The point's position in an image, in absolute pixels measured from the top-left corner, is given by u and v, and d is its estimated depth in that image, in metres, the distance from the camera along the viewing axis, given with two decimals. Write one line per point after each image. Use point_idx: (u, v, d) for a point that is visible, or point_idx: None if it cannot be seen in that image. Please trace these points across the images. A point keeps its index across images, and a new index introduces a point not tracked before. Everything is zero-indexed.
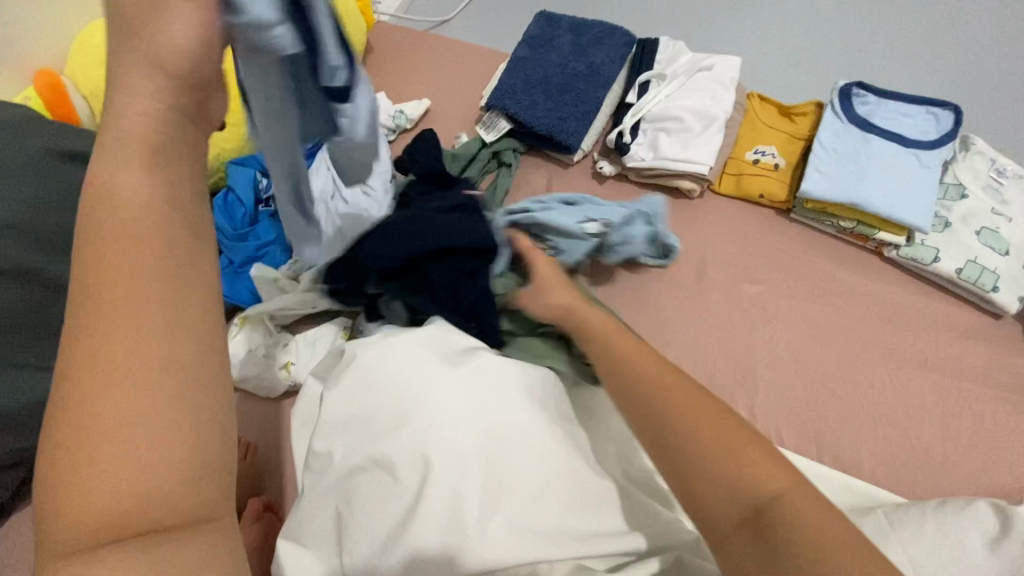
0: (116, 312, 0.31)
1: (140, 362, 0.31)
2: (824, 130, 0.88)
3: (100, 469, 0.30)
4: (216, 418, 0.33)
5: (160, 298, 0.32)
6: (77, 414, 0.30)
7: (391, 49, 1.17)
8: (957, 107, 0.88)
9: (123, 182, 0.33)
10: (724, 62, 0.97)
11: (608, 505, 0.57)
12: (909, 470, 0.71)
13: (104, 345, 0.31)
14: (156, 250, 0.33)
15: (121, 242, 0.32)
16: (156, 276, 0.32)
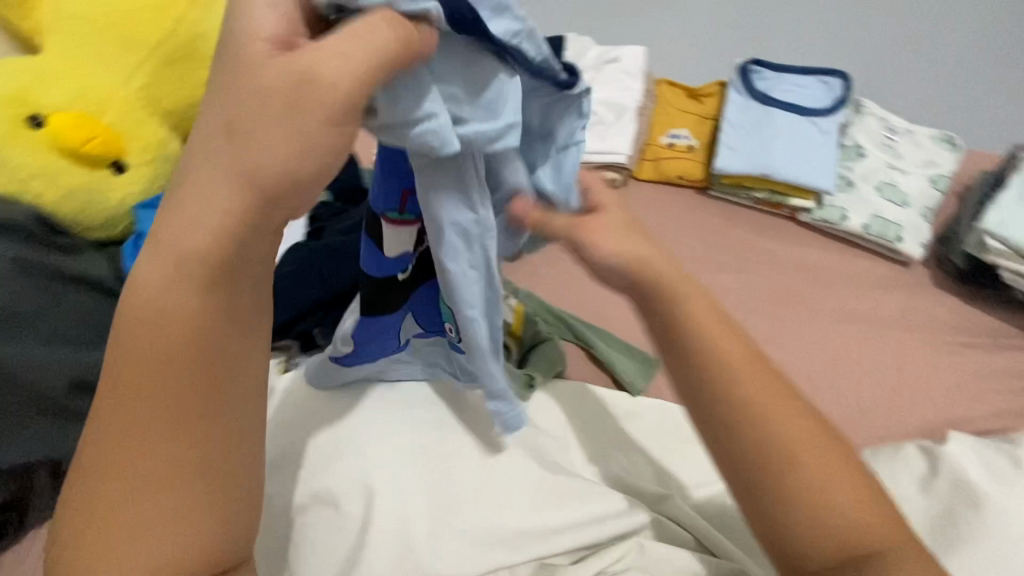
0: (134, 402, 0.35)
1: (160, 449, 0.35)
2: (730, 108, 0.92)
3: (115, 542, 0.34)
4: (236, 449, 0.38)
5: (179, 389, 0.35)
6: (99, 491, 0.35)
7: None
8: (846, 73, 0.94)
9: (143, 278, 0.36)
10: (629, 53, 0.99)
11: (566, 498, 0.58)
12: (846, 420, 0.75)
13: (136, 382, 0.35)
14: (182, 344, 0.35)
15: (147, 309, 0.35)
16: (179, 366, 0.35)
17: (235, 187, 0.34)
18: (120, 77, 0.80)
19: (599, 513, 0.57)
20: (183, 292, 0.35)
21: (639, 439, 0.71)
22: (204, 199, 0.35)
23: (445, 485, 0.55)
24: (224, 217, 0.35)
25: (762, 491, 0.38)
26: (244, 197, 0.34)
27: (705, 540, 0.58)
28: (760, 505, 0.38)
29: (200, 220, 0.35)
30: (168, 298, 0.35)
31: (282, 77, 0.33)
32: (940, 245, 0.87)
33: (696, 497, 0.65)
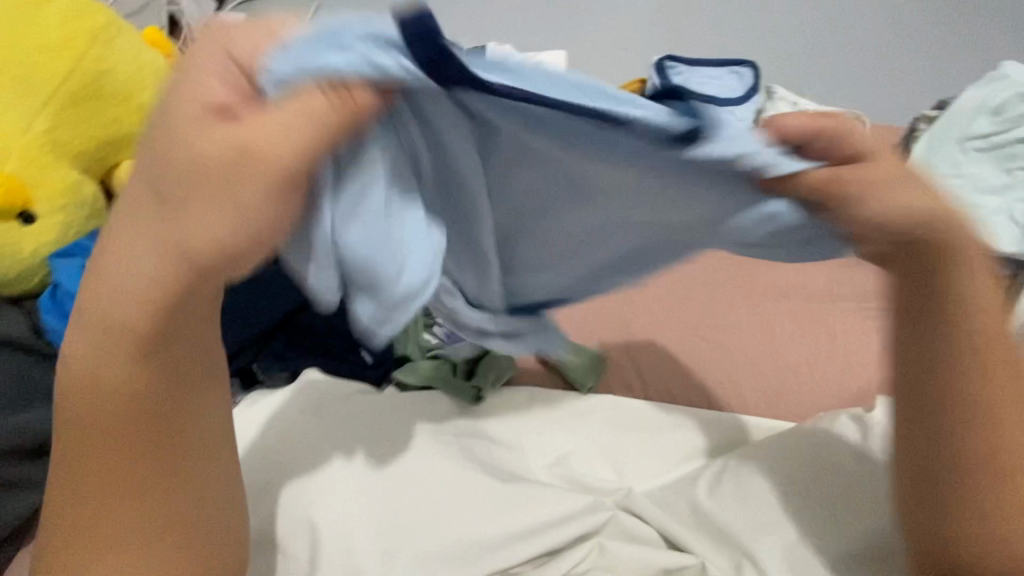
0: (92, 454, 0.40)
1: (127, 504, 0.41)
2: (650, 104, 0.95)
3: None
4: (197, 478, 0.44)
5: (139, 454, 0.40)
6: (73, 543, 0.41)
7: None
8: (754, 63, 0.98)
9: (78, 352, 0.38)
10: (549, 59, 1.01)
11: (519, 505, 0.61)
12: (785, 394, 0.79)
13: (92, 441, 0.39)
14: (130, 416, 0.39)
15: (84, 376, 0.38)
16: (130, 435, 0.40)
17: (156, 252, 0.34)
18: (19, 125, 0.79)
19: (558, 516, 0.62)
20: (122, 366, 0.37)
21: (589, 437, 0.74)
22: (132, 257, 0.35)
23: (392, 510, 0.57)
24: (158, 271, 0.34)
25: (949, 493, 0.49)
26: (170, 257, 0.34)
27: (665, 534, 0.62)
28: (945, 449, 0.49)
29: (126, 290, 0.35)
30: (109, 377, 0.38)
31: (220, 152, 0.32)
32: None
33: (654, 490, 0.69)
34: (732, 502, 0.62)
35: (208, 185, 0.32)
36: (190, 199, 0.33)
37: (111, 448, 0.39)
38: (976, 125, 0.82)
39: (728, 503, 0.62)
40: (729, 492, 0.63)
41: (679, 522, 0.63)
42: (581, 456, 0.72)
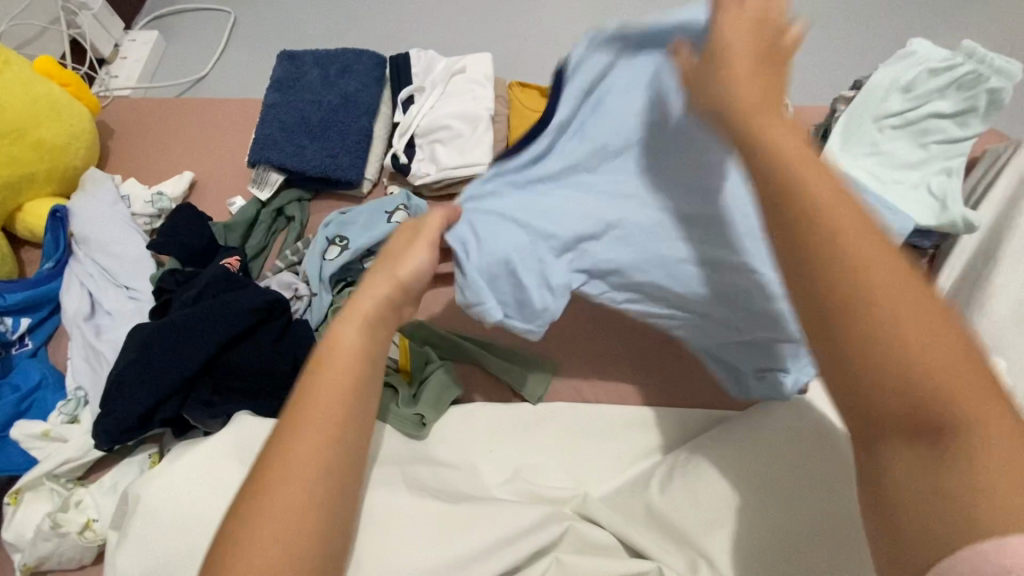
0: (305, 418, 0.44)
1: (315, 470, 0.43)
2: None
3: (258, 542, 0.40)
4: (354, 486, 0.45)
5: (349, 420, 0.45)
6: (263, 494, 0.41)
7: (134, 127, 1.05)
8: None
9: (346, 335, 0.49)
10: (475, 61, 0.98)
11: (469, 527, 0.60)
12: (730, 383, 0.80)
13: (312, 402, 0.45)
14: (361, 385, 0.47)
15: (336, 348, 0.48)
16: (347, 411, 0.46)
17: (391, 282, 0.52)
18: None
19: (513, 533, 0.61)
20: (365, 339, 0.49)
21: (543, 449, 0.74)
22: (372, 281, 0.52)
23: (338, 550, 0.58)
24: (389, 292, 0.52)
25: None
26: (394, 290, 0.52)
27: (621, 537, 0.62)
28: (834, 319, 0.34)
29: (373, 295, 0.52)
30: (363, 347, 0.49)
31: (403, 232, 0.57)
32: None
33: (610, 496, 0.69)
34: (683, 500, 0.62)
35: (404, 246, 0.55)
36: (410, 250, 0.54)
37: (337, 406, 0.45)
38: (890, 104, 0.83)
39: (681, 502, 0.62)
40: (680, 490, 0.63)
41: (634, 525, 0.63)
42: (538, 467, 0.72)
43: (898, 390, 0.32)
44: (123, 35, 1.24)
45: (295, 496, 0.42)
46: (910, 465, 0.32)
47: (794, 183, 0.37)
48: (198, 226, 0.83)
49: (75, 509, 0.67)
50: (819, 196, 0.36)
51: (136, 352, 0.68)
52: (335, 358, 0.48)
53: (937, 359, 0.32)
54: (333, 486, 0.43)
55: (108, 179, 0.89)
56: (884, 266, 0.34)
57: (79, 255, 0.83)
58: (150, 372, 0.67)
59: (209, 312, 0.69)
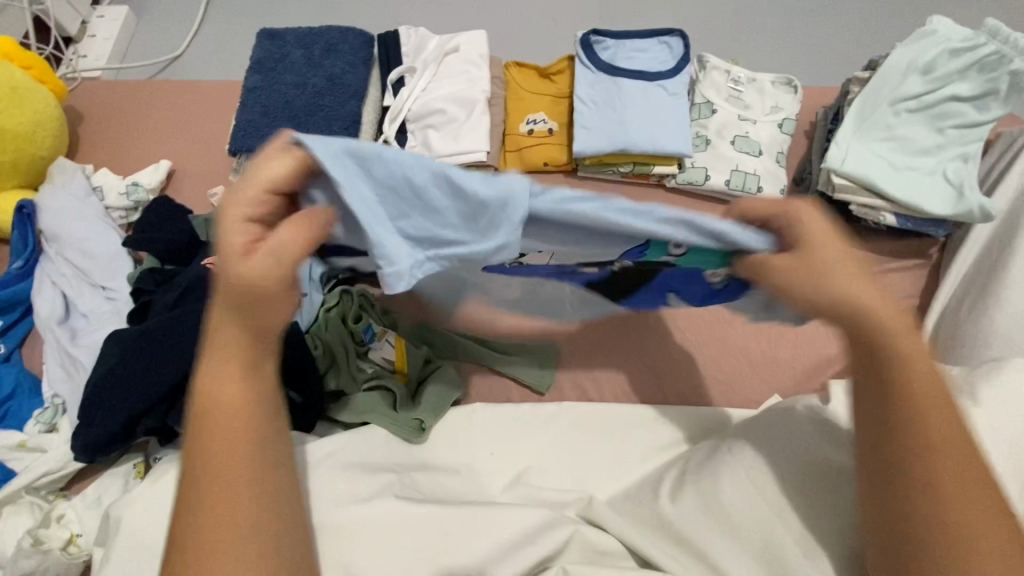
0: (216, 505, 0.40)
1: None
2: (580, 85, 0.89)
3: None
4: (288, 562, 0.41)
5: (271, 488, 0.42)
6: None
7: (106, 111, 0.98)
8: (683, 32, 0.93)
9: (224, 389, 0.42)
10: (469, 39, 0.92)
11: (474, 535, 0.58)
12: (738, 379, 0.78)
13: (211, 475, 0.41)
14: (268, 452, 0.43)
15: (219, 407, 0.42)
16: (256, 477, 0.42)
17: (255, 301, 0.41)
18: None
19: (514, 540, 0.58)
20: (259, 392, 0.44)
21: (548, 450, 0.71)
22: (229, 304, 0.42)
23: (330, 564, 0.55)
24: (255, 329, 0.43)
25: None
26: (254, 328, 0.43)
27: (627, 543, 0.60)
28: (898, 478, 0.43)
29: (243, 323, 0.42)
30: (245, 410, 0.43)
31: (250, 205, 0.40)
32: (796, 187, 0.90)
33: (617, 499, 0.67)
34: (693, 505, 0.60)
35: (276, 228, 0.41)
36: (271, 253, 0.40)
37: (243, 468, 0.41)
38: (908, 86, 0.79)
39: (692, 509, 0.60)
40: (691, 497, 0.61)
41: (643, 531, 0.61)
42: (542, 469, 0.69)
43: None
44: (91, 11, 1.16)
45: None
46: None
47: (913, 414, 0.43)
48: (177, 219, 0.78)
49: (58, 524, 0.64)
50: (917, 432, 0.42)
51: (115, 361, 0.64)
52: (222, 415, 0.42)
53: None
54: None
55: (79, 170, 0.83)
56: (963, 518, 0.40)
57: (50, 253, 0.78)
58: (128, 383, 0.63)
59: (191, 317, 0.65)
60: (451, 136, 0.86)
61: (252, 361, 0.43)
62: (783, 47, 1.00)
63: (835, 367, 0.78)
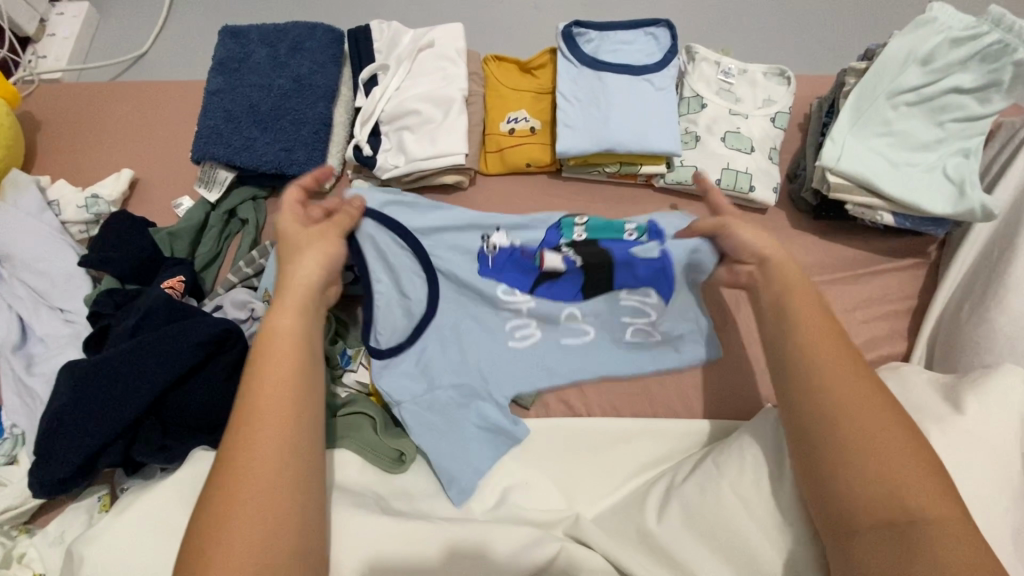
0: (261, 413, 0.47)
1: (273, 473, 0.45)
2: (562, 81, 0.85)
3: (236, 551, 0.42)
4: (315, 475, 0.48)
5: (295, 395, 0.49)
6: (227, 508, 0.43)
7: (64, 115, 0.93)
8: (670, 21, 0.88)
9: (283, 318, 0.53)
10: (445, 32, 0.87)
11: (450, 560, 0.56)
12: (731, 389, 0.75)
13: (263, 381, 0.49)
14: (300, 371, 0.50)
15: (272, 334, 0.52)
16: (296, 389, 0.49)
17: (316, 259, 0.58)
18: None
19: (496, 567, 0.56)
20: (303, 322, 0.54)
21: (534, 468, 0.69)
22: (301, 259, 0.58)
23: None
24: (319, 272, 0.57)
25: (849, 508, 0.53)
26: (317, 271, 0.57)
27: (611, 560, 0.58)
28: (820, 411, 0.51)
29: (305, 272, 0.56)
30: (299, 330, 0.53)
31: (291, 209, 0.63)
32: (790, 184, 0.86)
33: (603, 516, 0.64)
34: (681, 524, 0.57)
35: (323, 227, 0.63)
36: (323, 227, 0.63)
37: (288, 384, 0.49)
38: (906, 78, 0.75)
39: (680, 530, 0.57)
40: (676, 514, 0.58)
41: (631, 551, 0.58)
42: (528, 486, 0.67)
43: (874, 494, 0.46)
44: (50, 7, 1.09)
45: (260, 507, 0.44)
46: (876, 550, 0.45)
47: (799, 353, 0.53)
48: (137, 234, 0.74)
49: (19, 563, 0.61)
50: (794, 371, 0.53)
51: (71, 394, 0.60)
52: (274, 336, 0.52)
53: (883, 465, 0.47)
54: (298, 476, 0.46)
55: (33, 184, 0.78)
56: (839, 403, 0.50)
57: (4, 274, 0.74)
58: (85, 416, 0.59)
59: (148, 345, 0.61)
60: (428, 138, 0.81)
61: (314, 296, 0.56)
62: (776, 35, 0.96)
63: None
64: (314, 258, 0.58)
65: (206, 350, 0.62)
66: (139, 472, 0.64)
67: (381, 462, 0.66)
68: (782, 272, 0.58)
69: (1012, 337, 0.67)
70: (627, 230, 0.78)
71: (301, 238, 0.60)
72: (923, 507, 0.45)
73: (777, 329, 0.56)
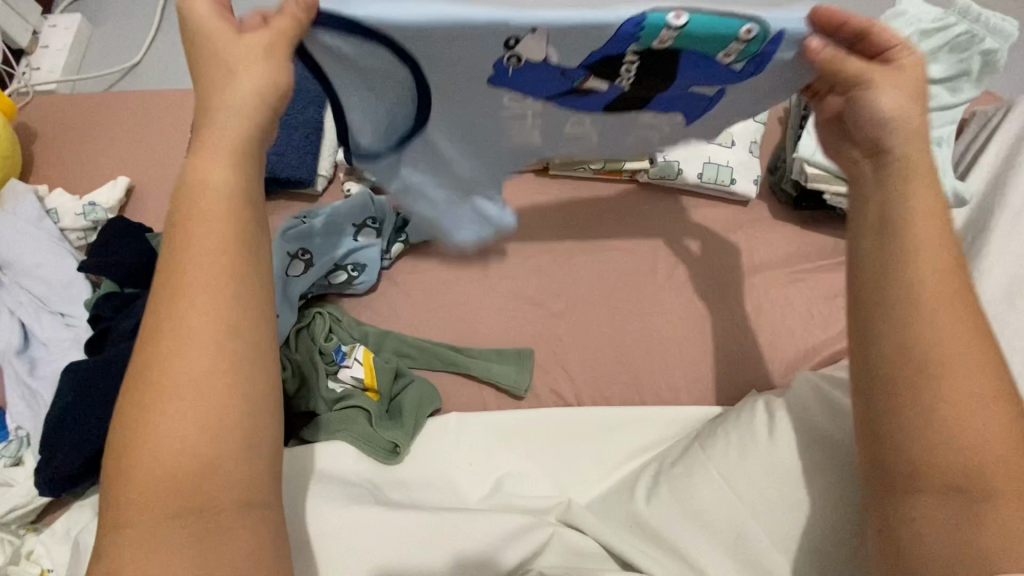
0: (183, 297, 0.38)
1: (202, 367, 0.37)
2: None
3: (161, 457, 0.35)
4: (259, 368, 0.39)
5: (221, 273, 0.39)
6: (150, 407, 0.36)
7: (60, 125, 0.95)
8: None
9: (201, 172, 0.41)
10: None
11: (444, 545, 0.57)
12: (716, 375, 0.77)
13: (182, 256, 0.39)
14: (225, 238, 0.40)
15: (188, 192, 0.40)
16: (220, 263, 0.39)
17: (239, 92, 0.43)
18: None
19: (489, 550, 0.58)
20: (230, 166, 0.42)
21: (526, 457, 0.71)
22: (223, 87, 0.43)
23: None
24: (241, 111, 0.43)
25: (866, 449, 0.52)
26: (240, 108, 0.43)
27: (604, 544, 0.59)
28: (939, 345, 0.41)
29: (227, 108, 0.43)
30: (220, 187, 0.41)
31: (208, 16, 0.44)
32: (771, 176, 0.89)
33: (595, 501, 0.66)
34: (671, 504, 0.59)
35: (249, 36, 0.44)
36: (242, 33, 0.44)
37: (209, 259, 0.39)
38: None
39: (669, 509, 0.59)
40: (665, 496, 0.60)
41: (622, 534, 0.60)
42: (522, 475, 0.68)
43: (952, 458, 0.39)
44: (41, 20, 1.11)
45: (189, 408, 0.36)
46: (935, 513, 0.39)
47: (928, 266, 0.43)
48: (134, 240, 0.76)
49: (27, 561, 0.63)
50: (894, 303, 0.43)
51: (75, 395, 0.62)
52: (186, 198, 0.40)
53: (966, 432, 0.39)
54: (234, 368, 0.38)
55: (31, 193, 0.80)
56: (943, 349, 0.41)
57: (5, 282, 0.76)
58: (89, 416, 0.61)
59: None
60: None
61: (242, 140, 0.43)
62: None
63: (817, 359, 0.77)
64: (245, 80, 0.43)
65: None
66: None
67: (375, 452, 0.68)
68: (919, 209, 0.45)
69: None
70: (729, 49, 0.50)
71: (220, 55, 0.44)
72: (997, 481, 0.38)
73: (883, 230, 0.46)
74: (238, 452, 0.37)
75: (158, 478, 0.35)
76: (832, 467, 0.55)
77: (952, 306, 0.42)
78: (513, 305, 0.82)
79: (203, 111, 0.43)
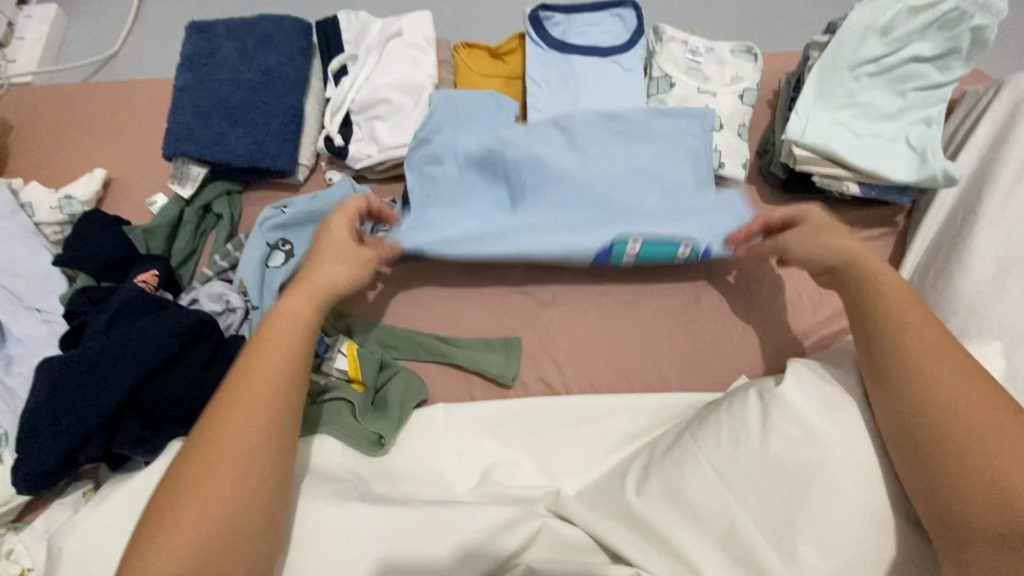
0: (244, 397, 0.51)
1: (245, 457, 0.48)
2: (530, 64, 0.85)
3: (192, 528, 0.45)
4: (283, 468, 0.51)
5: (283, 387, 0.52)
6: (198, 481, 0.47)
7: (35, 118, 0.93)
8: (636, 2, 0.89)
9: (288, 308, 0.57)
10: (413, 21, 0.87)
11: (432, 536, 0.57)
12: (705, 362, 0.76)
13: (258, 367, 0.53)
14: (297, 364, 0.54)
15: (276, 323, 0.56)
16: (282, 380, 0.53)
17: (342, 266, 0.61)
18: None
19: (479, 542, 0.57)
20: (311, 313, 0.58)
21: (514, 446, 0.70)
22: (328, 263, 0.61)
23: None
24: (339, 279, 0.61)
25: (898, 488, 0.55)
26: (335, 278, 0.61)
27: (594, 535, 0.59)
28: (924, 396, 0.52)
29: (326, 276, 0.60)
30: (299, 323, 0.56)
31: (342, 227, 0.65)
32: (759, 159, 0.88)
33: (583, 491, 0.66)
34: (660, 493, 0.59)
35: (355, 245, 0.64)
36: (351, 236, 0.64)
37: (277, 372, 0.53)
38: (867, 49, 0.76)
39: (657, 498, 0.58)
40: (654, 484, 0.60)
41: (610, 523, 0.60)
42: (510, 466, 0.68)
43: (990, 507, 0.46)
44: (17, 12, 1.09)
45: (225, 490, 0.47)
46: (987, 560, 0.46)
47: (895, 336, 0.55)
48: (109, 232, 0.74)
49: (8, 560, 0.62)
50: (906, 398, 0.52)
51: (48, 391, 0.61)
52: (274, 326, 0.56)
53: (999, 471, 0.47)
54: (268, 465, 0.49)
55: (4, 186, 0.78)
56: (940, 401, 0.51)
57: None
58: (64, 412, 0.60)
59: (122, 340, 0.62)
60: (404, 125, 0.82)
61: (329, 296, 0.60)
62: (743, 13, 0.96)
63: (804, 344, 0.76)
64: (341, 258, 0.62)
65: (179, 343, 0.63)
66: (122, 466, 0.65)
67: (359, 445, 0.67)
68: (886, 296, 0.58)
69: (977, 299, 0.68)
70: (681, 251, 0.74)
71: (337, 249, 0.63)
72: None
73: (857, 313, 0.60)
74: (246, 553, 0.46)
75: (183, 545, 0.44)
76: (829, 464, 0.54)
77: (935, 361, 0.53)
78: (499, 292, 0.81)
79: (308, 273, 0.60)
